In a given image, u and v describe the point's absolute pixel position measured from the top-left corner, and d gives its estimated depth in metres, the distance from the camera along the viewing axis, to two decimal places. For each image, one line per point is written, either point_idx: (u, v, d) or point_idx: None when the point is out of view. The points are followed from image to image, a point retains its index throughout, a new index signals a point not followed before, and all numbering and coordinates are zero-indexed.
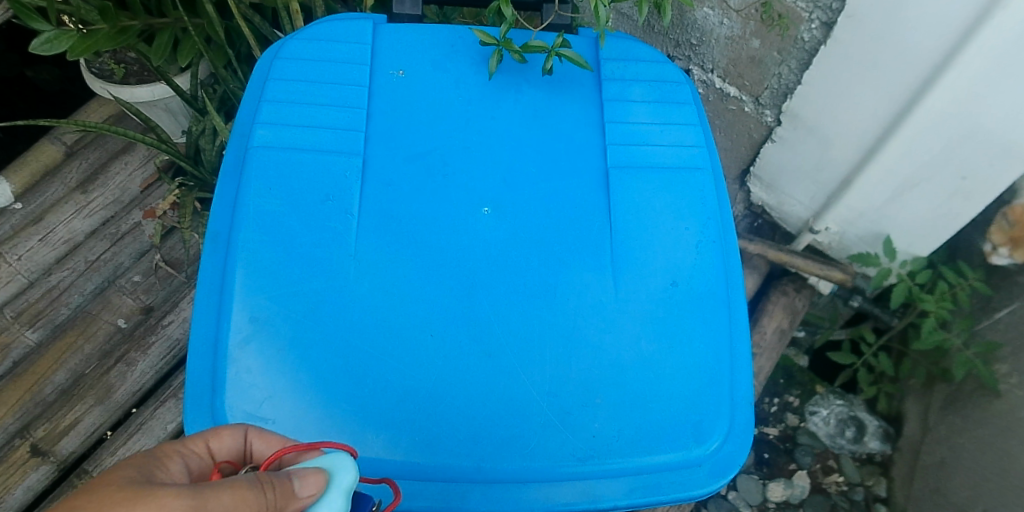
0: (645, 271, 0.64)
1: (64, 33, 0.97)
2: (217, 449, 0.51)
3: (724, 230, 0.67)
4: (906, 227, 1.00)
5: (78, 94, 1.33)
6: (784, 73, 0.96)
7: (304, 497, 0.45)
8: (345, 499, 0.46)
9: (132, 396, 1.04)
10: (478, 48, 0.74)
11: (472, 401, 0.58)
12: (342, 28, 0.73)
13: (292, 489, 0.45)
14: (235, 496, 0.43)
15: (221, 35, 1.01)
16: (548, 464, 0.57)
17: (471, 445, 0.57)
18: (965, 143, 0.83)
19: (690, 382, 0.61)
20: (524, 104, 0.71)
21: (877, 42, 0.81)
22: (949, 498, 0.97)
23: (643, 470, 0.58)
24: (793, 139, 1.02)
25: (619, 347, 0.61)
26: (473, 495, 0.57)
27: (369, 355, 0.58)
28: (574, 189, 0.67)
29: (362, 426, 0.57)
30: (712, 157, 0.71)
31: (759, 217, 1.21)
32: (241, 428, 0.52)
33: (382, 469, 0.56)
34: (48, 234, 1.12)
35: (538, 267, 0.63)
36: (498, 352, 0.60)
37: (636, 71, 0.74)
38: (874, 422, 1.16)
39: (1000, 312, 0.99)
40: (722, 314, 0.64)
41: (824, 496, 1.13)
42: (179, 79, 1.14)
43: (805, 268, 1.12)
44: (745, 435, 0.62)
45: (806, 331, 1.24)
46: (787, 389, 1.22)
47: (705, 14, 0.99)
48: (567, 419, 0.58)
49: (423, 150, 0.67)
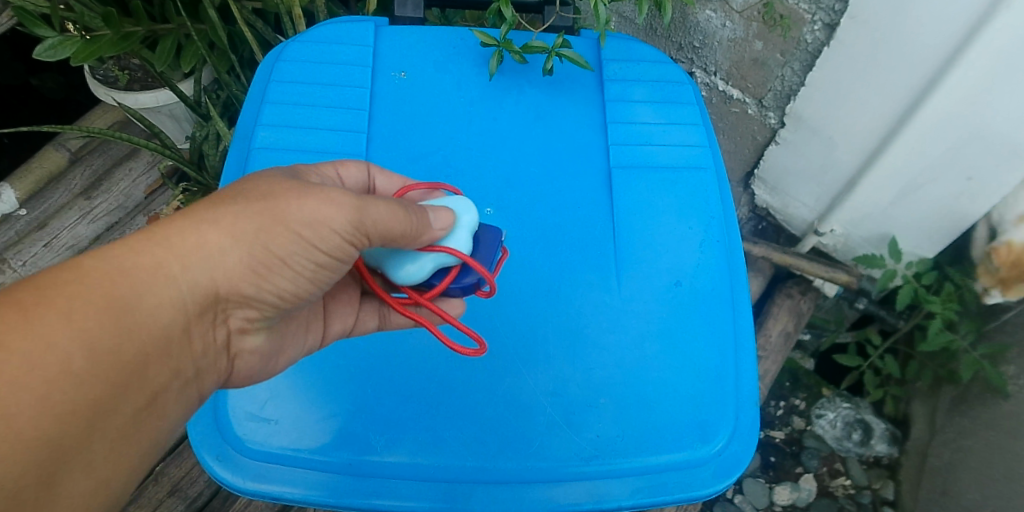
0: (648, 270, 0.63)
1: (69, 39, 0.97)
2: (347, 178, 0.55)
3: (728, 230, 0.67)
4: (912, 229, 0.99)
5: (84, 102, 1.34)
6: (787, 74, 0.96)
7: (438, 230, 0.52)
8: (468, 237, 0.54)
9: None
10: (480, 50, 0.74)
11: (475, 400, 0.58)
12: (343, 31, 0.73)
13: (427, 220, 0.51)
14: (389, 211, 0.48)
15: (224, 41, 1.01)
16: (552, 463, 0.56)
17: (473, 445, 0.56)
18: (971, 143, 0.82)
19: (696, 381, 0.60)
20: (526, 105, 0.71)
21: (882, 41, 0.81)
22: (958, 500, 0.96)
23: (649, 470, 0.57)
24: (797, 141, 1.02)
25: (623, 348, 0.60)
26: (477, 496, 0.56)
27: (376, 352, 0.59)
28: (575, 191, 0.67)
29: (367, 427, 0.56)
30: (716, 157, 0.70)
31: (763, 219, 1.21)
32: (363, 163, 0.57)
33: (387, 469, 0.55)
34: (53, 239, 1.13)
35: (541, 268, 0.63)
36: (501, 353, 0.60)
37: (639, 71, 0.74)
38: (881, 425, 1.15)
39: (1007, 314, 0.98)
40: (726, 313, 0.63)
41: (830, 500, 1.13)
42: (182, 85, 1.14)
43: (810, 270, 1.11)
44: (752, 435, 0.60)
45: (812, 334, 1.24)
46: (793, 392, 1.21)
47: (707, 16, 0.99)
48: (571, 419, 0.58)
49: (425, 151, 0.68)
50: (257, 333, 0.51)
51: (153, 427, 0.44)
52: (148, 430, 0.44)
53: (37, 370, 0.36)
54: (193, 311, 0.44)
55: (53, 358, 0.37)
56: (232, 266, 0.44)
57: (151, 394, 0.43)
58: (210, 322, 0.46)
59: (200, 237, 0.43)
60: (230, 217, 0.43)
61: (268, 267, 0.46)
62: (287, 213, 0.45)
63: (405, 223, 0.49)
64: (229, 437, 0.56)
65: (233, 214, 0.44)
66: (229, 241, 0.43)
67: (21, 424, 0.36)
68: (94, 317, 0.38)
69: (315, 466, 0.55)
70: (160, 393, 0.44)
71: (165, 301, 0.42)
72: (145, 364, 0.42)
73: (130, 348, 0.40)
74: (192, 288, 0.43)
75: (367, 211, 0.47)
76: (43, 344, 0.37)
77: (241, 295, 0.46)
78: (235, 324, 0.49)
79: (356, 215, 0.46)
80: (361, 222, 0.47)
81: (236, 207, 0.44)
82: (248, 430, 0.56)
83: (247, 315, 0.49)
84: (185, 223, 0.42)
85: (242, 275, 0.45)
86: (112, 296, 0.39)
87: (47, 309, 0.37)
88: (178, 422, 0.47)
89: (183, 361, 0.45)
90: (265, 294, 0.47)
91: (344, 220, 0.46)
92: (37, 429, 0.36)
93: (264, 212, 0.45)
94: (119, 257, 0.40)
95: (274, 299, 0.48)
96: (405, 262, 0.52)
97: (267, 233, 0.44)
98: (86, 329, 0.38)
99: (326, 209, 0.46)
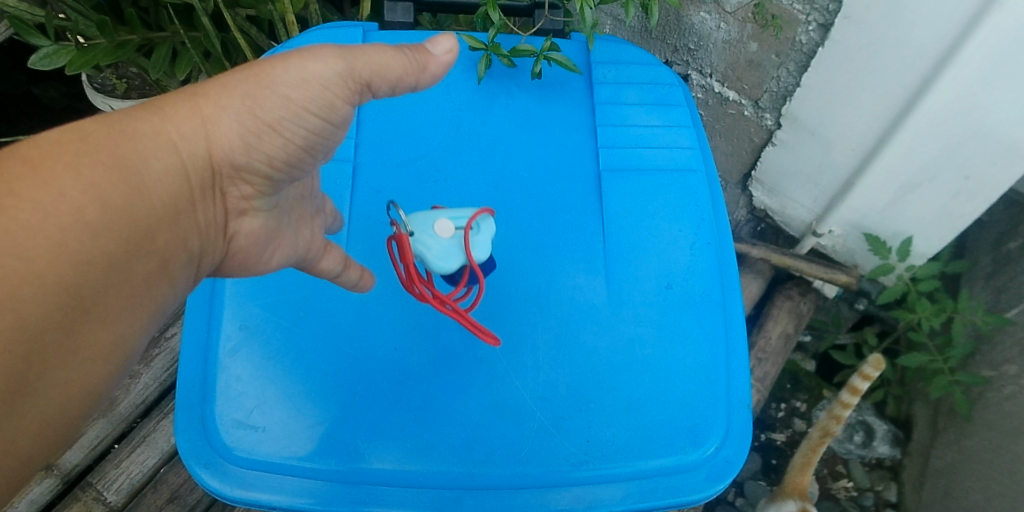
0: (639, 274, 0.63)
1: (63, 48, 0.98)
2: None
3: (720, 233, 0.66)
4: (910, 230, 0.99)
5: (84, 110, 1.35)
6: (783, 75, 0.96)
7: (442, 56, 0.46)
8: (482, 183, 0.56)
9: (134, 408, 1.02)
10: (468, 54, 0.74)
11: (464, 406, 0.57)
12: (333, 36, 0.73)
13: (427, 50, 0.46)
14: (379, 53, 0.44)
15: (218, 48, 1.02)
16: (542, 469, 0.56)
17: (463, 451, 0.56)
18: (967, 142, 0.82)
19: (687, 385, 0.60)
20: (515, 109, 0.71)
21: (878, 42, 0.81)
22: (961, 502, 0.95)
23: (639, 475, 0.57)
24: (793, 142, 1.02)
25: (615, 350, 0.60)
26: (467, 502, 0.55)
27: (363, 358, 0.58)
28: (566, 194, 0.67)
29: (355, 434, 0.56)
30: (707, 159, 0.70)
31: (762, 221, 1.20)
32: None
33: (375, 477, 0.55)
34: None
35: (531, 273, 0.63)
36: (491, 358, 0.59)
37: (629, 74, 0.74)
38: (883, 426, 1.13)
39: (1009, 313, 0.97)
40: (718, 317, 0.62)
41: (832, 503, 1.12)
42: (179, 92, 1.15)
43: (809, 271, 1.11)
44: (744, 438, 0.60)
45: (812, 336, 1.21)
46: (794, 394, 1.20)
47: (702, 18, 0.99)
48: (561, 425, 0.57)
49: (413, 156, 0.67)
50: (255, 215, 0.50)
51: (161, 291, 0.45)
52: (156, 293, 0.45)
53: (50, 217, 0.38)
54: (196, 182, 0.45)
55: (65, 206, 0.38)
56: (227, 137, 0.44)
57: (159, 257, 0.44)
58: (212, 197, 0.46)
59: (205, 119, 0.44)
60: (218, 88, 0.44)
61: (258, 134, 0.44)
62: (274, 75, 0.43)
63: (401, 62, 0.45)
64: (217, 446, 0.55)
65: (221, 86, 0.44)
66: (219, 111, 0.44)
67: (40, 267, 0.37)
68: (102, 174, 0.40)
69: (303, 473, 0.55)
70: (167, 258, 0.44)
71: (168, 170, 0.43)
72: (152, 227, 0.43)
73: (138, 209, 0.41)
74: (191, 158, 0.44)
75: (353, 57, 0.44)
76: (54, 193, 0.38)
77: (236, 166, 0.46)
78: (234, 201, 0.49)
79: (343, 66, 0.44)
80: (350, 69, 0.44)
81: (223, 80, 0.44)
82: (236, 437, 0.55)
83: (245, 194, 0.48)
84: (180, 98, 0.44)
85: (237, 145, 0.45)
86: (115, 157, 0.41)
87: (56, 163, 0.39)
88: (182, 293, 0.47)
89: (187, 229, 0.45)
90: (257, 164, 0.46)
91: (332, 72, 0.44)
92: (56, 272, 0.38)
93: (253, 88, 0.43)
94: (122, 122, 0.42)
95: (267, 173, 0.47)
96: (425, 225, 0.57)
97: (253, 97, 0.43)
98: (94, 183, 0.39)
99: (311, 65, 0.43)
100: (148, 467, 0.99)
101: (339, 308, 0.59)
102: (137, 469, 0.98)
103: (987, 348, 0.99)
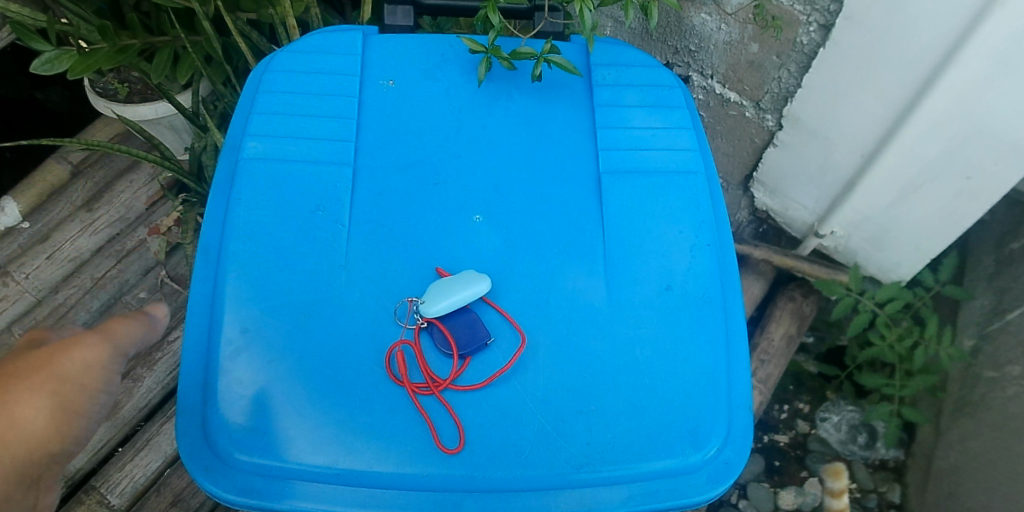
0: (640, 275, 0.63)
1: (64, 53, 0.98)
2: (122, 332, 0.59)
3: (719, 234, 0.66)
4: (911, 230, 0.98)
5: (87, 114, 1.35)
6: (784, 76, 0.96)
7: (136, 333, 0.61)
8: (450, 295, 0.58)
9: (138, 412, 1.03)
10: (469, 56, 0.74)
11: (465, 408, 0.57)
12: (333, 40, 0.73)
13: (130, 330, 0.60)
14: (98, 340, 0.55)
15: (219, 52, 1.02)
16: (544, 472, 0.55)
17: (464, 454, 0.55)
18: (968, 141, 0.82)
19: (688, 386, 0.60)
20: (515, 112, 0.71)
21: (878, 42, 0.81)
22: (965, 503, 0.95)
23: (640, 477, 0.57)
24: (795, 143, 1.01)
25: (616, 352, 0.60)
26: (467, 506, 0.55)
27: (362, 361, 0.57)
28: (566, 196, 0.66)
29: (354, 437, 0.55)
30: (707, 160, 0.70)
31: (764, 222, 1.20)
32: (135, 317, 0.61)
33: (375, 480, 0.54)
34: (55, 252, 1.14)
35: (532, 275, 0.62)
36: (493, 360, 0.58)
37: (629, 76, 0.74)
38: (888, 428, 1.13)
39: (1011, 314, 0.97)
40: (718, 318, 0.62)
41: (836, 504, 1.11)
42: (180, 96, 1.15)
43: (810, 273, 1.11)
44: (745, 440, 0.60)
45: (815, 338, 1.22)
46: (797, 396, 1.20)
47: (702, 20, 0.99)
48: (562, 427, 0.57)
49: (413, 159, 0.67)
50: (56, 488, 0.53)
51: None
52: None
53: None
54: (26, 478, 0.49)
55: None
56: (41, 431, 0.49)
57: None
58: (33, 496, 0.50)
59: (13, 411, 0.48)
60: (25, 393, 0.49)
61: (68, 418, 0.51)
62: (62, 367, 0.52)
63: (136, 333, 0.60)
64: (218, 449, 0.55)
65: (28, 389, 0.49)
66: (34, 414, 0.49)
67: None
68: None
69: (303, 476, 0.54)
70: None
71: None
72: None
73: None
74: (34, 445, 0.49)
75: (117, 339, 0.57)
76: None
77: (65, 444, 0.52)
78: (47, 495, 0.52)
79: (112, 349, 0.56)
80: (117, 349, 0.57)
81: (28, 385, 0.50)
82: (237, 441, 0.55)
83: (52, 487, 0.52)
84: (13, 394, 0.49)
85: (54, 437, 0.50)
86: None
87: None
88: None
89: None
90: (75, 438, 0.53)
91: (102, 352, 0.55)
92: None
93: (49, 377, 0.51)
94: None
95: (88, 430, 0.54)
96: (455, 296, 0.58)
97: (58, 392, 0.51)
98: None
99: (87, 352, 0.54)
100: (152, 470, 0.99)
101: (339, 311, 0.59)
102: (141, 473, 0.99)
103: (991, 348, 0.99)
